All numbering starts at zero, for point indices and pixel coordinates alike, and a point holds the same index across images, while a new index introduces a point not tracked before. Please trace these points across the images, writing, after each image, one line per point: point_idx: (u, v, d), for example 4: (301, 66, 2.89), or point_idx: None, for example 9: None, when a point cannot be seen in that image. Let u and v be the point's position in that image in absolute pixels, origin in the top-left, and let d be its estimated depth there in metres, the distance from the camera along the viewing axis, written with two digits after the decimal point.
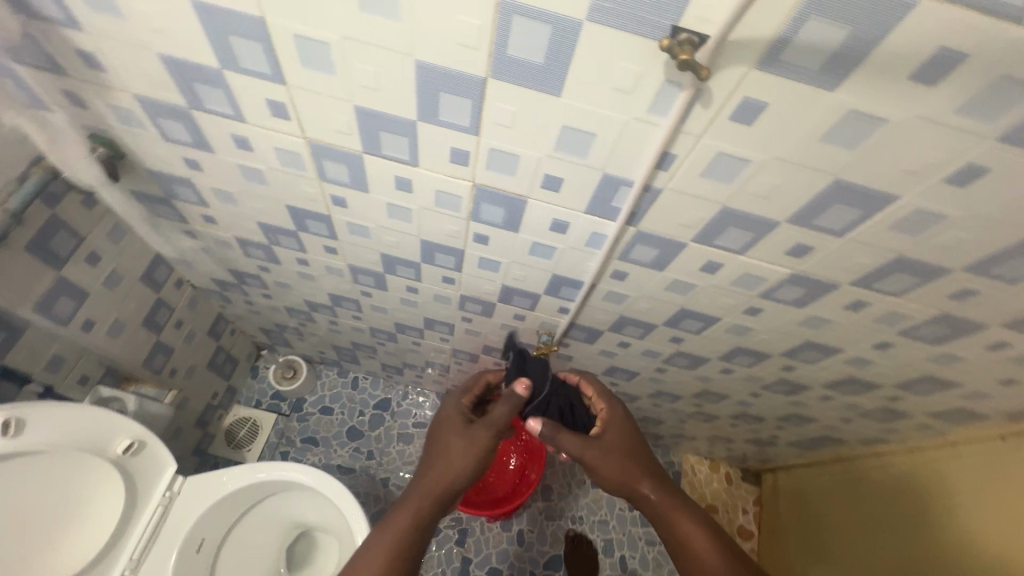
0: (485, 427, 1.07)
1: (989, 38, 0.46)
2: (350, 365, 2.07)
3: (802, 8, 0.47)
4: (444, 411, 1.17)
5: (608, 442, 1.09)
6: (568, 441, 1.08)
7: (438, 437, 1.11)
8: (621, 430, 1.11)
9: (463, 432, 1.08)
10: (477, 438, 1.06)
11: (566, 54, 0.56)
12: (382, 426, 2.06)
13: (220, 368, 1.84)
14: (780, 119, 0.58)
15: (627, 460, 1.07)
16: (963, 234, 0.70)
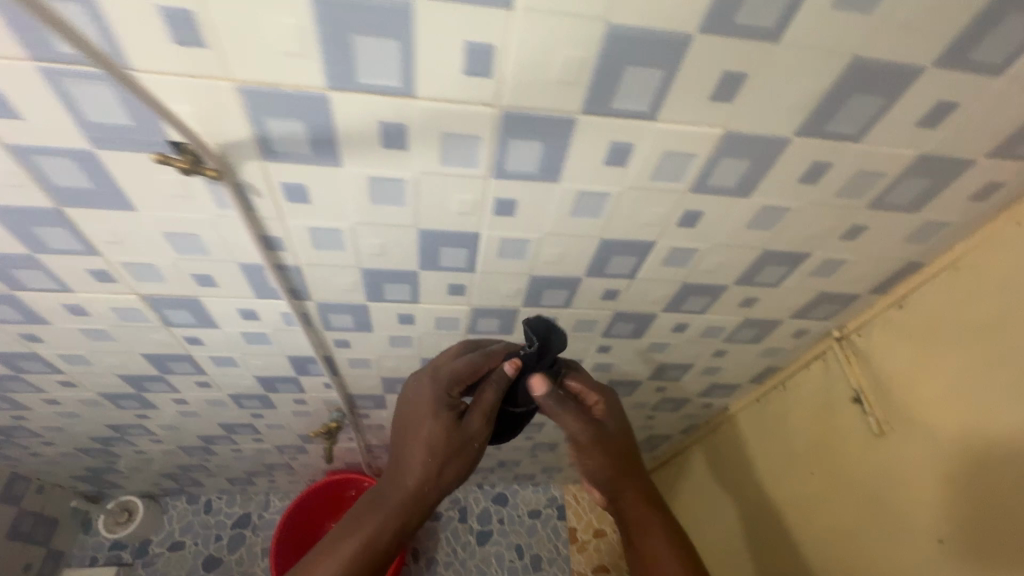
0: (479, 413, 0.81)
1: (639, 132, 0.61)
2: (196, 488, 1.88)
3: (500, 135, 0.60)
4: (422, 397, 0.81)
5: (611, 418, 0.91)
6: (572, 421, 0.86)
7: (410, 432, 0.80)
8: (621, 427, 0.91)
9: (455, 435, 0.79)
10: (472, 430, 0.80)
11: (338, 191, 0.66)
12: (243, 545, 1.88)
13: (28, 535, 1.64)
14: (531, 205, 0.70)
15: (620, 421, 0.91)
16: (719, 259, 0.84)
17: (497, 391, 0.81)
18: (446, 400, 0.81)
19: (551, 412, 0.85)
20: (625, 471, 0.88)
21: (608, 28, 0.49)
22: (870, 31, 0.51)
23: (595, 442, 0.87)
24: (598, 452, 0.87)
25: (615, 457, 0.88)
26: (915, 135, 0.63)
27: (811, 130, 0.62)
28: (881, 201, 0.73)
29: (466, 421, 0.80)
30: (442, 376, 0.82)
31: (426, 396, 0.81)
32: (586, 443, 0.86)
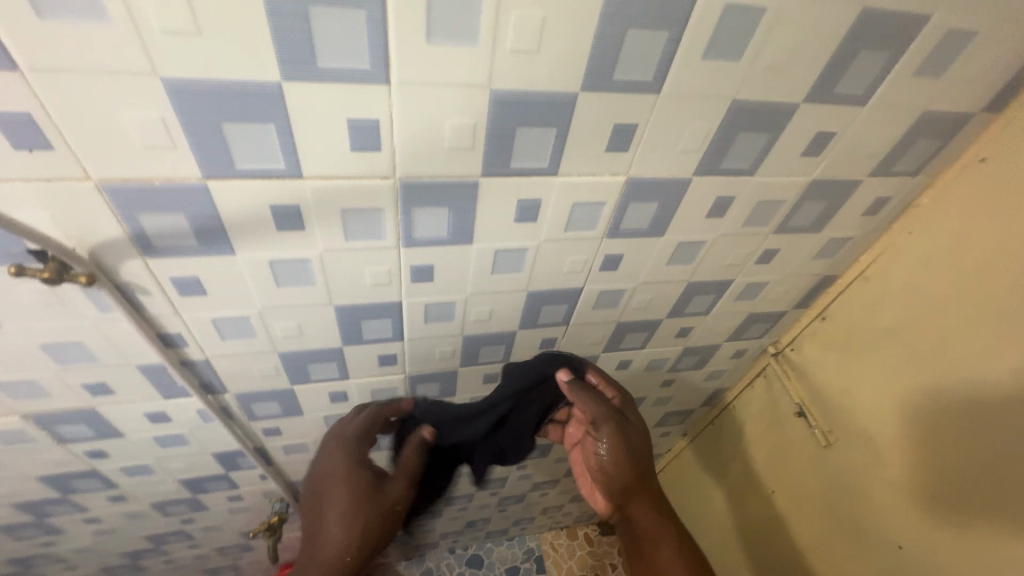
0: (400, 480, 0.84)
1: (544, 187, 0.60)
2: None
3: (403, 205, 0.58)
4: (334, 464, 0.79)
5: (631, 418, 0.82)
6: (591, 403, 0.80)
7: (328, 503, 0.76)
8: (642, 431, 0.81)
9: (378, 501, 0.78)
10: (386, 499, 0.79)
11: (237, 278, 0.61)
12: None
13: None
14: (449, 267, 0.68)
15: (637, 426, 0.81)
16: (647, 295, 0.85)
17: (417, 450, 0.87)
18: (353, 467, 0.79)
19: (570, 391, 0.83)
20: (639, 475, 0.79)
21: (493, 93, 0.49)
22: (742, 77, 0.54)
23: (609, 440, 0.79)
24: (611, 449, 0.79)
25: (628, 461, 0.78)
26: (803, 164, 0.67)
27: (708, 169, 0.64)
28: (785, 225, 0.76)
29: (387, 485, 0.81)
30: (341, 439, 0.81)
31: (330, 469, 0.79)
32: (603, 434, 0.79)
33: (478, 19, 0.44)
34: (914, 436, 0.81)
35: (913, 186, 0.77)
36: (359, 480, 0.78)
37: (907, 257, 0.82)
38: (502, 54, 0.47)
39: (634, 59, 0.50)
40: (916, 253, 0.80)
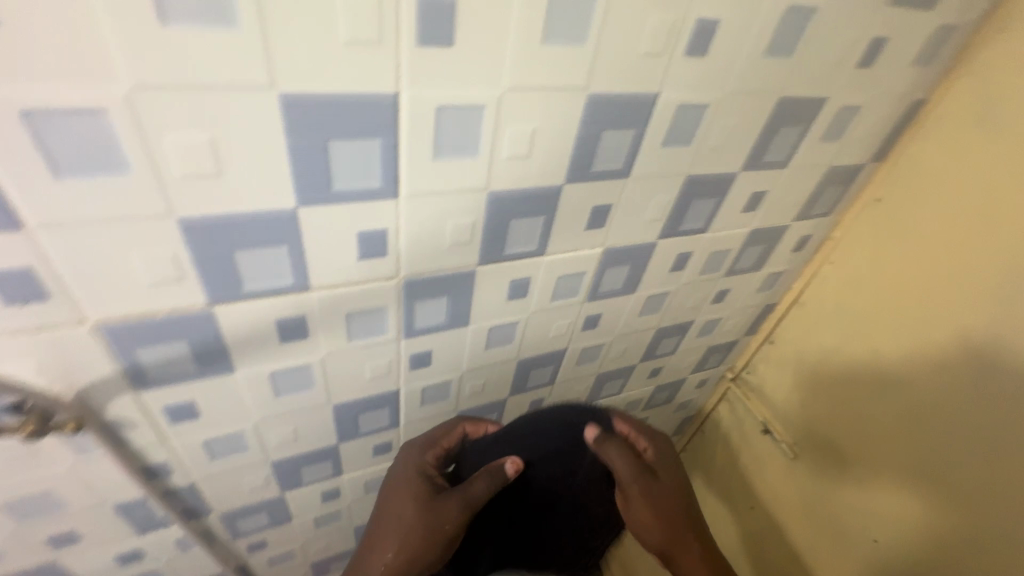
0: (458, 498, 0.64)
1: (533, 266, 0.65)
2: None
3: (406, 300, 0.59)
4: (398, 469, 0.70)
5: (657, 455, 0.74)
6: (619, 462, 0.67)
7: (383, 510, 0.68)
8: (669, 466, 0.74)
9: (428, 515, 0.64)
10: (444, 518, 0.63)
11: (234, 395, 0.59)
12: None
13: None
14: (446, 349, 0.70)
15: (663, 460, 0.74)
16: (623, 344, 0.91)
17: (492, 481, 0.63)
18: (424, 472, 0.69)
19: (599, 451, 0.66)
20: (673, 537, 0.71)
21: (490, 193, 0.53)
22: (694, 156, 0.63)
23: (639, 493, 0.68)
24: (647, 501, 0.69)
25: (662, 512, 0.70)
26: (744, 217, 0.77)
27: (670, 232, 0.72)
28: (734, 267, 0.86)
29: (441, 499, 0.65)
30: (415, 448, 0.72)
31: (396, 473, 0.70)
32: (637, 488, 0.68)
33: (479, 135, 0.48)
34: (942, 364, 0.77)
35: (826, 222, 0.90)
36: (421, 490, 0.67)
37: (831, 282, 0.94)
38: (499, 160, 0.51)
39: (608, 153, 0.56)
40: (838, 278, 0.92)
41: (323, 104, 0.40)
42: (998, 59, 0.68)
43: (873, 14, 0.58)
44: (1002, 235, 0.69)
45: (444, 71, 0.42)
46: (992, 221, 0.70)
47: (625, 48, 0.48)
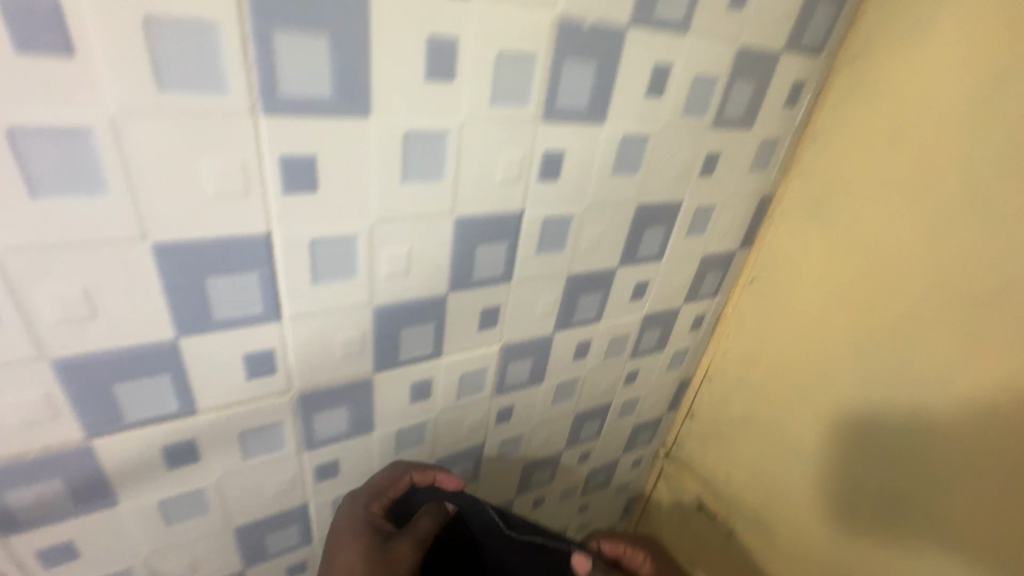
0: (409, 539, 0.62)
1: (431, 368, 0.68)
2: None
3: (302, 412, 0.61)
4: (336, 522, 0.62)
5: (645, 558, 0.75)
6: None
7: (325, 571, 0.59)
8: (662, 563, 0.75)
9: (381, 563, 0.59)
10: (399, 561, 0.60)
11: (118, 531, 0.57)
12: None
13: None
14: (353, 457, 0.70)
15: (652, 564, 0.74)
16: (543, 433, 0.92)
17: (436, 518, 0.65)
18: (371, 522, 0.62)
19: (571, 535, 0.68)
20: None
21: (375, 306, 0.58)
22: (570, 258, 0.70)
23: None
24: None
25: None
26: (634, 305, 0.84)
27: (564, 324, 0.78)
28: (637, 349, 0.92)
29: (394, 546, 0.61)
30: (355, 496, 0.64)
31: (336, 525, 0.62)
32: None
33: (356, 259, 0.53)
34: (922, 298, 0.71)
35: (717, 301, 0.96)
36: (366, 546, 0.59)
37: (733, 353, 0.99)
38: (379, 279, 0.56)
39: (486, 262, 0.63)
40: (739, 351, 0.97)
41: (193, 247, 0.45)
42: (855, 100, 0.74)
43: (701, 134, 0.69)
44: (923, 160, 0.69)
45: (314, 211, 0.48)
46: (846, 291, 0.79)
47: (482, 179, 0.56)
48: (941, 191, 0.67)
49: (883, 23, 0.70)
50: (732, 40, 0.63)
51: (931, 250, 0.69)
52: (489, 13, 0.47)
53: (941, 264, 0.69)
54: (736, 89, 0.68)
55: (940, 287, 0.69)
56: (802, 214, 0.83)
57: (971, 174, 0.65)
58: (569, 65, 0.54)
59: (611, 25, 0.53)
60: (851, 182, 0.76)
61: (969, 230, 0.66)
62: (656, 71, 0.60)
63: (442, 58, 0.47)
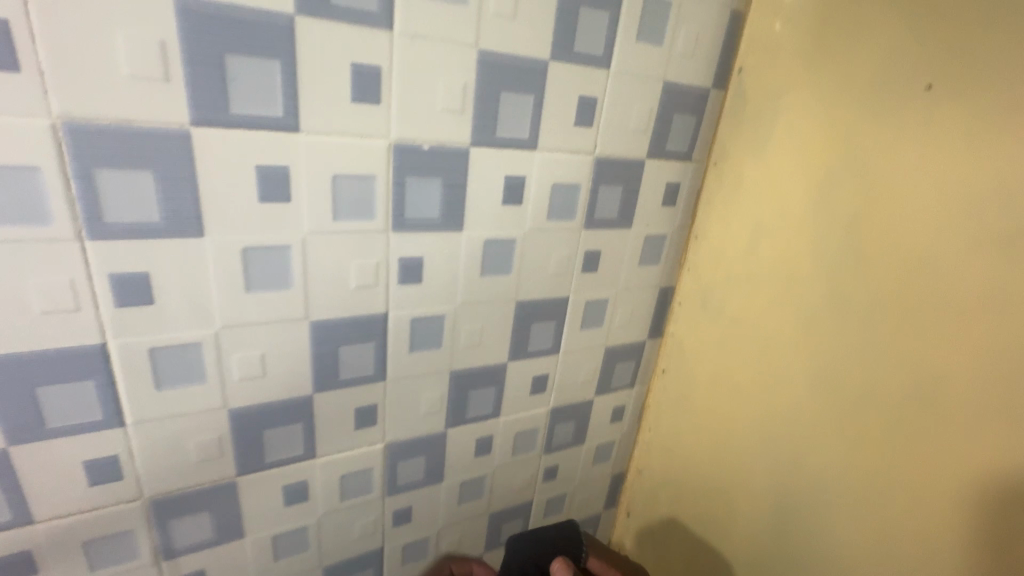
0: None
1: (306, 469, 0.67)
2: None
3: (156, 520, 0.60)
4: None
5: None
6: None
7: None
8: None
9: None
10: None
11: None
12: None
13: None
14: (222, 567, 0.67)
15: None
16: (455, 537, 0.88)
17: None
18: None
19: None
20: None
21: (230, 410, 0.59)
22: (449, 355, 0.71)
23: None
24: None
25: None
26: (537, 399, 0.83)
27: (458, 420, 0.77)
28: (551, 444, 0.89)
29: None
30: None
31: None
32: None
33: (202, 365, 0.55)
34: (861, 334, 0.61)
35: (635, 391, 0.93)
36: None
37: (658, 448, 0.94)
38: (232, 383, 0.58)
39: (354, 362, 0.64)
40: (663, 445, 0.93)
41: (24, 359, 0.47)
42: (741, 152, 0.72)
43: (574, 235, 0.73)
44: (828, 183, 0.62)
45: (153, 323, 0.51)
46: (740, 385, 0.77)
47: (337, 285, 0.59)
48: (801, 288, 0.67)
49: (735, 131, 0.72)
50: (586, 153, 0.68)
51: (803, 347, 0.68)
52: (318, 144, 0.52)
53: (812, 361, 0.67)
54: (602, 194, 0.72)
55: (815, 384, 0.67)
56: (695, 308, 0.82)
57: (822, 272, 0.64)
58: (412, 182, 0.58)
59: (452, 147, 0.59)
60: (728, 277, 0.76)
61: (828, 328, 0.64)
62: (509, 183, 0.64)
63: (274, 184, 0.51)
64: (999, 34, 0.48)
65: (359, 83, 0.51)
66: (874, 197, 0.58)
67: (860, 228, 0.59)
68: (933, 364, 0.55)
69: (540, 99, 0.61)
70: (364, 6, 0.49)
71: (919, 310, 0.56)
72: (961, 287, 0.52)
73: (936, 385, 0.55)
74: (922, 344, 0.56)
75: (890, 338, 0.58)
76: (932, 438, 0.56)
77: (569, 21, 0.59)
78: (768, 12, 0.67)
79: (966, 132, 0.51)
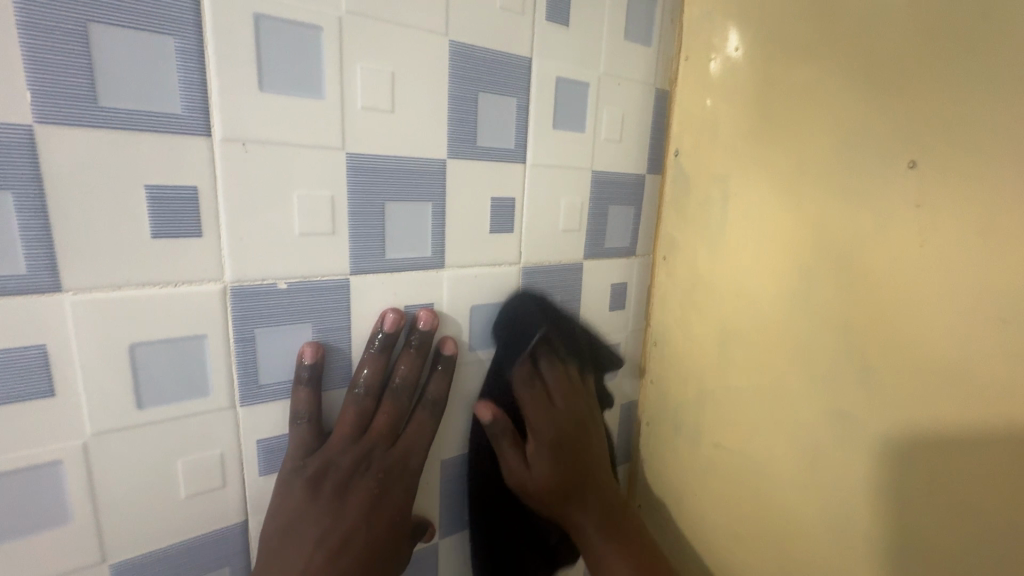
0: (398, 448, 0.46)
1: None
2: None
3: None
4: (350, 415, 0.44)
5: (535, 469, 0.54)
6: (527, 397, 0.56)
7: (308, 520, 0.41)
8: (558, 458, 0.55)
9: (378, 474, 0.45)
10: (356, 486, 0.44)
11: None
12: None
13: None
14: None
15: (547, 481, 0.54)
16: None
17: (448, 375, 0.49)
18: (364, 427, 0.45)
19: (412, 420, 0.48)
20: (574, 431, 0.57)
21: None
22: None
23: (381, 483, 0.45)
24: (335, 518, 0.42)
25: (370, 567, 0.43)
26: None
27: None
28: None
29: (376, 452, 0.45)
30: (398, 379, 0.47)
31: (347, 417, 0.44)
32: (313, 452, 0.43)
33: None
34: (821, 365, 0.49)
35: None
36: (355, 457, 0.44)
37: None
38: None
39: None
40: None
41: None
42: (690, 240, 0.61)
43: None
44: (753, 224, 0.54)
45: None
46: (737, 535, 0.59)
47: (155, 499, 0.39)
48: (760, 353, 0.55)
49: (683, 221, 0.62)
50: (508, 264, 0.54)
51: (778, 420, 0.53)
52: (98, 305, 0.35)
53: (812, 476, 0.51)
54: (536, 308, 0.57)
55: (800, 465, 0.52)
56: (666, 429, 0.67)
57: (785, 343, 0.52)
58: (263, 334, 0.41)
59: (321, 280, 0.43)
60: (700, 390, 0.62)
61: (804, 402, 0.51)
62: (413, 314, 0.48)
63: (21, 377, 0.34)
64: (943, 73, 0.40)
65: (163, 212, 0.36)
66: (820, 233, 0.48)
67: (859, 338, 0.46)
68: (909, 343, 0.43)
69: (441, 206, 0.48)
70: (160, 110, 0.34)
71: (875, 302, 0.45)
72: (914, 249, 0.42)
73: (928, 384, 0.42)
74: (973, 497, 0.40)
75: (924, 483, 0.43)
76: (952, 482, 0.41)
77: (467, 110, 0.47)
78: (696, 87, 0.58)
79: (938, 169, 0.40)
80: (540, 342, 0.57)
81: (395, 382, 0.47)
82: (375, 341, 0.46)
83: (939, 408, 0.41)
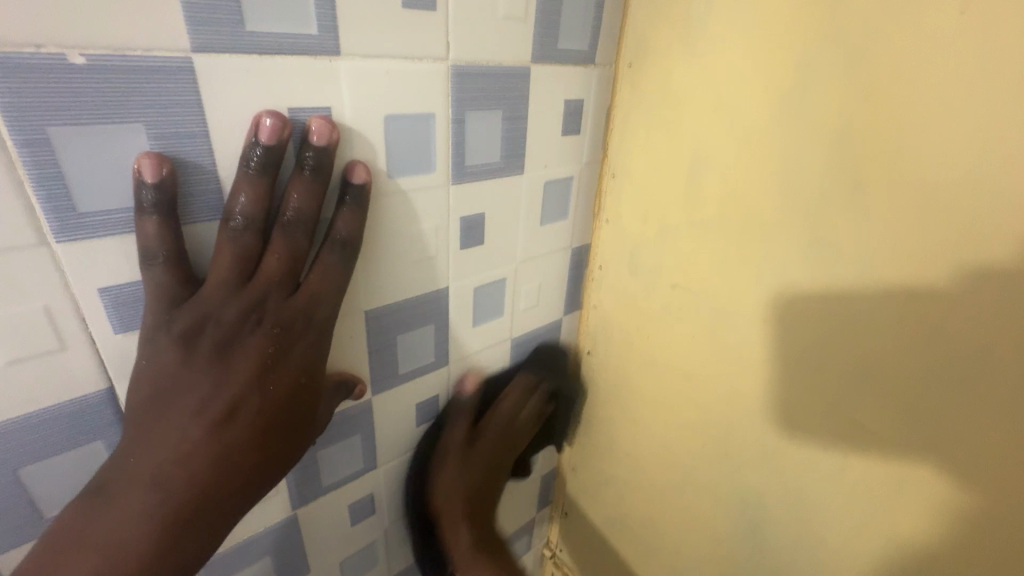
0: (298, 301, 0.37)
1: None
2: None
3: None
4: (227, 260, 0.34)
5: (462, 478, 0.59)
6: (505, 402, 0.63)
7: (175, 388, 0.32)
8: (481, 470, 0.61)
9: (272, 333, 0.35)
10: (239, 350, 0.34)
11: None
12: None
13: None
14: None
15: (464, 489, 0.59)
16: None
17: (359, 206, 0.39)
18: (248, 276, 0.35)
19: (314, 265, 0.38)
20: (492, 473, 0.62)
21: None
22: None
23: (278, 339, 0.36)
24: (217, 379, 0.34)
25: (276, 431, 0.36)
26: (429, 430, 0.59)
27: (307, 495, 0.51)
28: None
29: (266, 305, 0.35)
30: (290, 212, 0.36)
31: (222, 262, 0.34)
32: (179, 302, 0.33)
33: None
34: (806, 180, 0.42)
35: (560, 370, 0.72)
36: (237, 314, 0.34)
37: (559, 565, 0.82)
38: None
39: (63, 487, 0.35)
40: (598, 440, 0.73)
41: None
42: (665, 40, 0.49)
43: (440, 197, 0.46)
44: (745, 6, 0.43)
45: None
46: (688, 374, 0.57)
47: None
48: (734, 175, 0.47)
49: (658, 12, 0.49)
50: (433, 59, 0.41)
51: (745, 249, 0.48)
52: None
53: (777, 307, 0.47)
54: (471, 126, 0.45)
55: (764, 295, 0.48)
56: (620, 270, 0.61)
57: (765, 159, 0.44)
58: (62, 138, 0.28)
59: (145, 57, 0.29)
60: (661, 224, 0.55)
61: (778, 227, 0.45)
62: (304, 124, 0.36)
63: None
64: None
65: None
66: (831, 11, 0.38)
67: (854, 149, 0.39)
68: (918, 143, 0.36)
69: None
70: None
71: (885, 96, 0.36)
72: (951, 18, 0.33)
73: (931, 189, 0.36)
74: (949, 313, 0.37)
75: (896, 307, 0.40)
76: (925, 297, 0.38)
77: None
78: None
79: None
80: (533, 374, 0.65)
81: (287, 215, 0.36)
82: (251, 160, 0.33)
83: (940, 215, 0.36)
